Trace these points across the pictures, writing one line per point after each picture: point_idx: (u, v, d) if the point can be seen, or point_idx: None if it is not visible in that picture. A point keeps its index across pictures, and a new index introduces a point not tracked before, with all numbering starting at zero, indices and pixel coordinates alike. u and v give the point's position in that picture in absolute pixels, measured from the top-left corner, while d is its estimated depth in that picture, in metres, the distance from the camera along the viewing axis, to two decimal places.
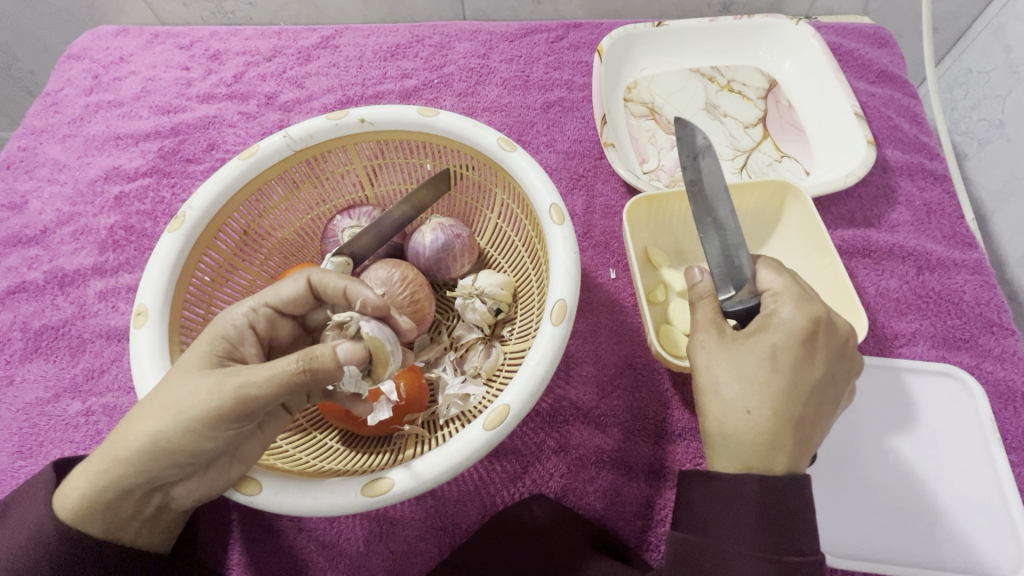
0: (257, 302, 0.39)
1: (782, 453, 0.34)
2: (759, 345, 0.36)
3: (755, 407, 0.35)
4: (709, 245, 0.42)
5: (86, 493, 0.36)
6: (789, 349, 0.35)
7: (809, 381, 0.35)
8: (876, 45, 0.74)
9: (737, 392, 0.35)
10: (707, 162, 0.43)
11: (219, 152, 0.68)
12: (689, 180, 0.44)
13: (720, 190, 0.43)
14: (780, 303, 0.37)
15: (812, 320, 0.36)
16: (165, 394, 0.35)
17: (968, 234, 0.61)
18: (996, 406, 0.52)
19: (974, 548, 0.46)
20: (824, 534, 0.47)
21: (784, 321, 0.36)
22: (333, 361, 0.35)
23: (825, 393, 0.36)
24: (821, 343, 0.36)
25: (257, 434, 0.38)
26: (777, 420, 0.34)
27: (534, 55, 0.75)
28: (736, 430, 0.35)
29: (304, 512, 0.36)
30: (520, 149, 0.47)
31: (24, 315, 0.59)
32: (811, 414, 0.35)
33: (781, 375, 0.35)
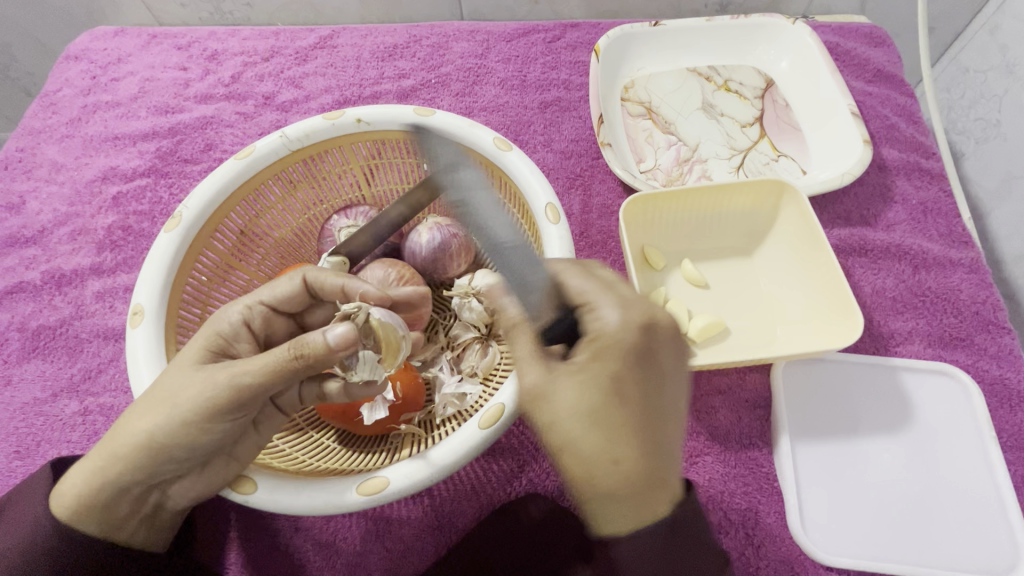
0: (252, 301, 0.39)
1: (661, 491, 0.31)
2: (600, 375, 0.31)
3: (622, 456, 0.30)
4: (507, 268, 0.36)
5: (84, 491, 0.37)
6: (631, 372, 0.31)
7: (659, 400, 0.32)
8: (873, 44, 0.75)
9: (596, 441, 0.30)
10: (464, 177, 0.40)
11: (217, 153, 0.68)
12: (455, 199, 0.39)
13: (484, 201, 0.38)
14: (608, 310, 0.33)
15: (640, 327, 0.32)
16: (162, 390, 0.35)
17: (964, 234, 0.61)
18: (992, 405, 0.52)
19: (970, 547, 0.46)
20: (817, 533, 0.47)
21: (616, 340, 0.32)
22: (323, 349, 0.34)
23: (676, 406, 0.33)
24: (655, 349, 0.32)
25: (252, 433, 0.37)
26: (644, 458, 0.30)
27: (532, 55, 0.75)
28: (605, 487, 0.30)
29: (300, 510, 0.36)
30: (516, 149, 0.48)
31: (22, 315, 0.59)
32: (673, 435, 0.32)
33: (633, 406, 0.30)
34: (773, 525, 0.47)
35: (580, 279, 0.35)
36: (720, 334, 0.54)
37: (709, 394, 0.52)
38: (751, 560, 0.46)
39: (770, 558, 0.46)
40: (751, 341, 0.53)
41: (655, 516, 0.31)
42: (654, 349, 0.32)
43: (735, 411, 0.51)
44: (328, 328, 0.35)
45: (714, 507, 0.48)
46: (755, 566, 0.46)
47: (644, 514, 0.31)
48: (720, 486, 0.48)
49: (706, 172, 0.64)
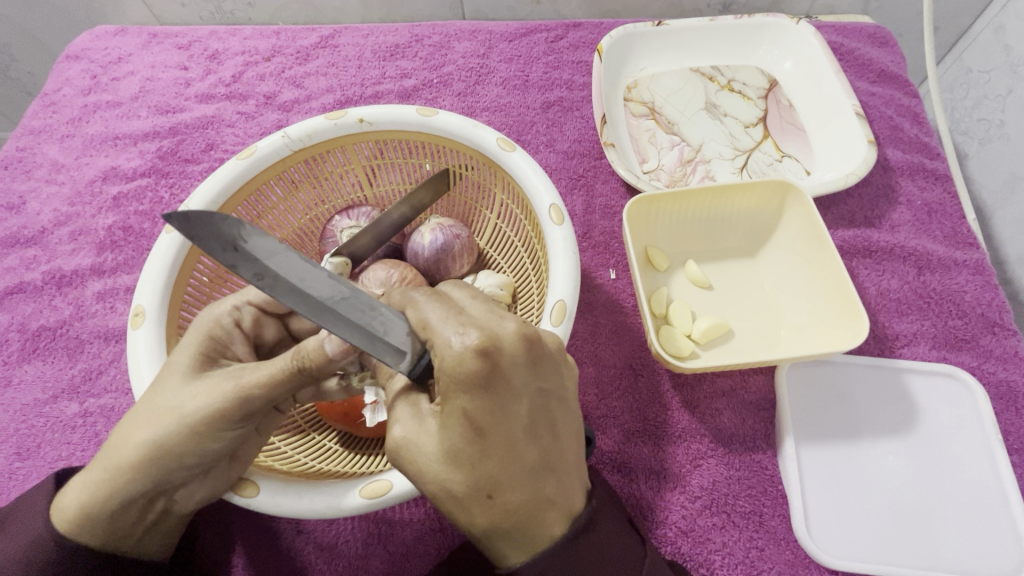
0: (240, 301, 0.40)
1: (552, 510, 0.30)
2: (451, 414, 0.28)
3: (495, 489, 0.29)
4: (342, 328, 0.30)
5: (83, 505, 0.36)
6: (479, 407, 0.28)
7: (520, 424, 0.29)
8: (877, 44, 0.74)
9: (463, 481, 0.29)
10: (256, 242, 0.30)
11: (218, 152, 0.68)
12: (251, 276, 0.30)
13: (295, 262, 0.30)
14: (448, 336, 0.28)
15: (482, 355, 0.27)
16: (158, 402, 0.34)
17: (969, 235, 0.61)
18: (997, 407, 0.52)
19: (975, 548, 0.46)
20: (822, 537, 0.46)
21: (450, 374, 0.27)
22: (323, 359, 0.33)
23: (545, 418, 0.30)
24: (505, 369, 0.28)
25: (253, 435, 0.38)
26: (517, 489, 0.29)
27: (534, 55, 0.74)
28: (485, 524, 0.29)
29: (302, 514, 0.36)
30: (519, 149, 0.47)
31: (23, 315, 0.59)
32: (549, 450, 0.30)
33: (490, 440, 0.28)
34: (778, 528, 0.47)
35: (424, 301, 0.30)
36: (723, 336, 0.53)
37: (713, 396, 0.52)
38: (756, 563, 0.45)
39: (774, 561, 0.46)
40: (755, 342, 0.53)
41: (549, 539, 0.30)
42: (505, 370, 0.28)
43: (739, 413, 0.51)
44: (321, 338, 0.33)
45: (719, 510, 0.47)
46: (760, 568, 0.45)
47: (533, 542, 0.30)
48: (724, 489, 0.48)
49: (709, 172, 0.64)
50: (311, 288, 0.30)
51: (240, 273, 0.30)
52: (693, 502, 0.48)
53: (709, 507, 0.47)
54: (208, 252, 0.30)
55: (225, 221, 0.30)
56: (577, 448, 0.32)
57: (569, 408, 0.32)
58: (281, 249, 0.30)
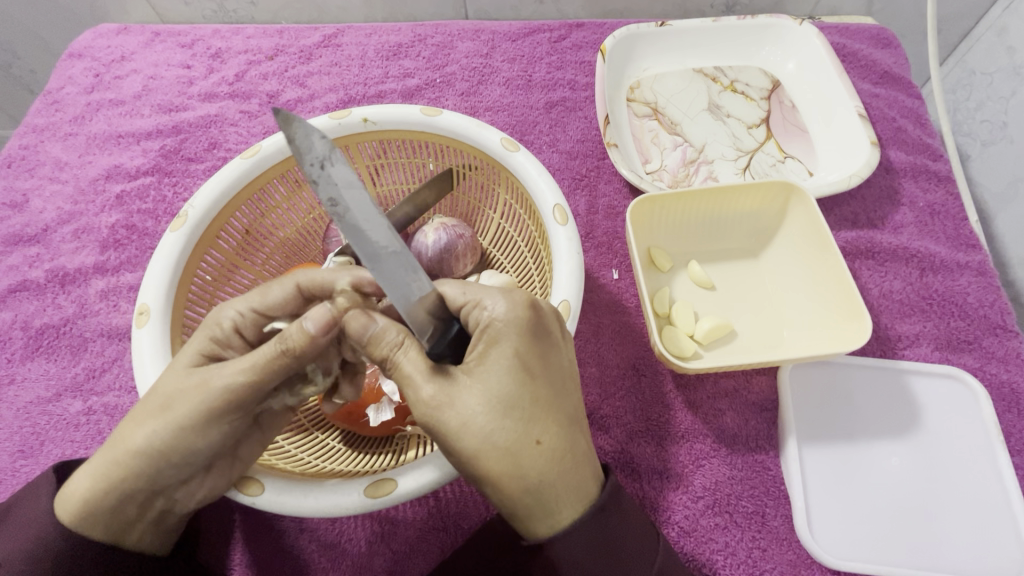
0: (247, 305, 0.38)
1: (590, 466, 0.33)
2: (500, 358, 0.32)
3: (543, 435, 0.31)
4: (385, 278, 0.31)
5: (88, 498, 0.36)
6: (531, 351, 0.33)
7: (558, 375, 0.33)
8: (880, 45, 0.74)
9: (515, 427, 0.31)
10: (336, 169, 0.31)
11: (221, 151, 0.68)
12: (324, 199, 0.30)
13: (366, 203, 0.31)
14: (497, 292, 0.34)
15: (529, 307, 0.33)
16: (160, 395, 0.35)
17: (971, 236, 0.61)
18: (999, 409, 0.52)
19: (976, 548, 0.46)
20: (825, 536, 0.47)
21: (504, 322, 0.33)
22: (305, 339, 0.33)
23: (575, 381, 0.35)
24: (545, 326, 0.34)
25: (256, 433, 0.38)
26: (563, 435, 0.32)
27: (537, 55, 0.74)
28: (537, 474, 0.31)
29: (308, 513, 0.36)
30: (524, 149, 0.47)
31: (25, 314, 0.59)
32: (581, 408, 0.35)
33: (539, 383, 0.32)
34: (780, 528, 0.47)
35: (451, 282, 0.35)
36: (726, 336, 0.54)
37: (716, 397, 0.52)
38: (758, 563, 0.46)
39: (776, 561, 0.46)
40: (757, 344, 0.53)
41: (583, 497, 0.33)
42: (547, 325, 0.34)
43: (741, 414, 0.51)
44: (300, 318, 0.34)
45: (721, 510, 0.47)
46: (762, 568, 0.45)
47: (571, 496, 0.32)
48: (727, 489, 0.48)
49: (713, 172, 0.64)
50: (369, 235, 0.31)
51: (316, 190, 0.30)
52: (695, 502, 0.48)
53: (712, 506, 0.48)
54: (300, 156, 0.31)
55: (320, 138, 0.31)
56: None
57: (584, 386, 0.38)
58: (356, 185, 0.31)
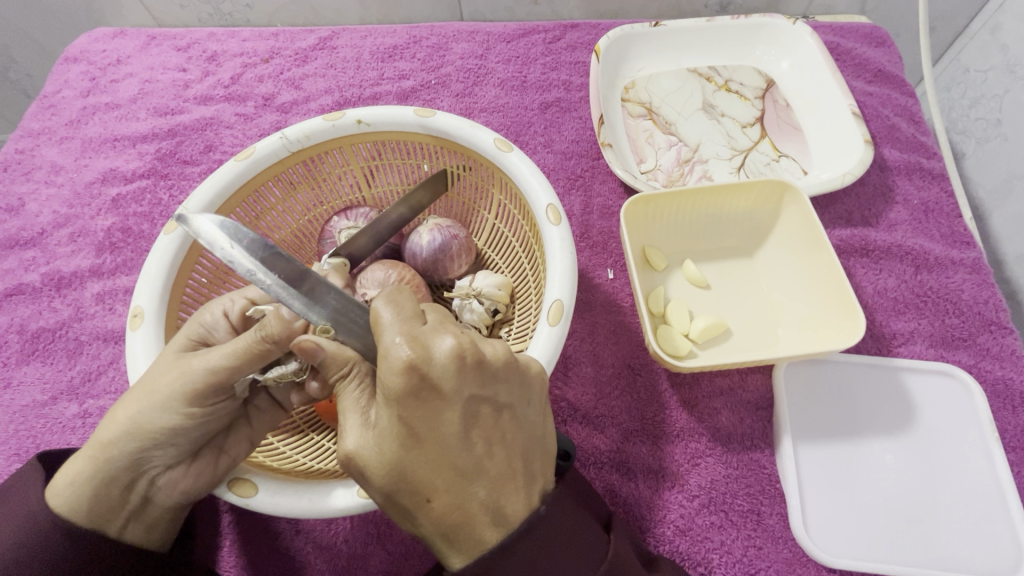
0: (238, 296, 0.40)
1: (489, 518, 0.29)
2: (383, 422, 0.29)
3: (431, 497, 0.29)
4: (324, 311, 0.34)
5: (78, 479, 0.37)
6: (412, 416, 0.28)
7: (453, 429, 0.29)
8: (873, 44, 0.75)
9: (403, 488, 0.29)
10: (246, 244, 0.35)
11: (217, 154, 0.68)
12: (246, 271, 0.34)
13: (280, 261, 0.35)
14: (387, 346, 0.29)
15: (409, 365, 0.28)
16: (146, 376, 0.36)
17: (966, 234, 0.61)
18: (995, 406, 0.52)
19: (972, 551, 0.46)
20: (818, 534, 0.47)
21: (383, 383, 0.28)
22: (282, 326, 0.33)
23: (483, 425, 0.30)
24: (433, 385, 0.28)
25: (244, 426, 0.40)
26: (452, 493, 0.29)
27: (532, 56, 0.75)
28: (430, 528, 0.29)
29: (301, 514, 0.36)
30: (517, 150, 0.47)
31: (22, 317, 0.59)
32: (484, 457, 0.29)
33: (426, 443, 0.29)
34: (775, 527, 0.47)
35: (383, 302, 0.31)
36: (721, 335, 0.54)
37: (712, 395, 0.52)
38: (755, 561, 0.46)
39: (772, 559, 0.46)
40: (752, 342, 0.53)
41: (484, 546, 0.29)
42: (435, 380, 0.28)
43: (737, 412, 0.51)
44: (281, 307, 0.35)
45: (717, 508, 0.47)
46: (758, 567, 0.45)
47: (467, 548, 0.29)
48: (723, 488, 0.48)
49: (707, 172, 0.64)
50: (292, 281, 0.34)
51: (237, 271, 0.34)
52: (691, 502, 0.48)
53: (707, 506, 0.48)
54: (215, 254, 0.35)
55: (217, 224, 0.36)
56: (527, 462, 0.31)
57: (518, 417, 0.31)
58: (266, 249, 0.35)
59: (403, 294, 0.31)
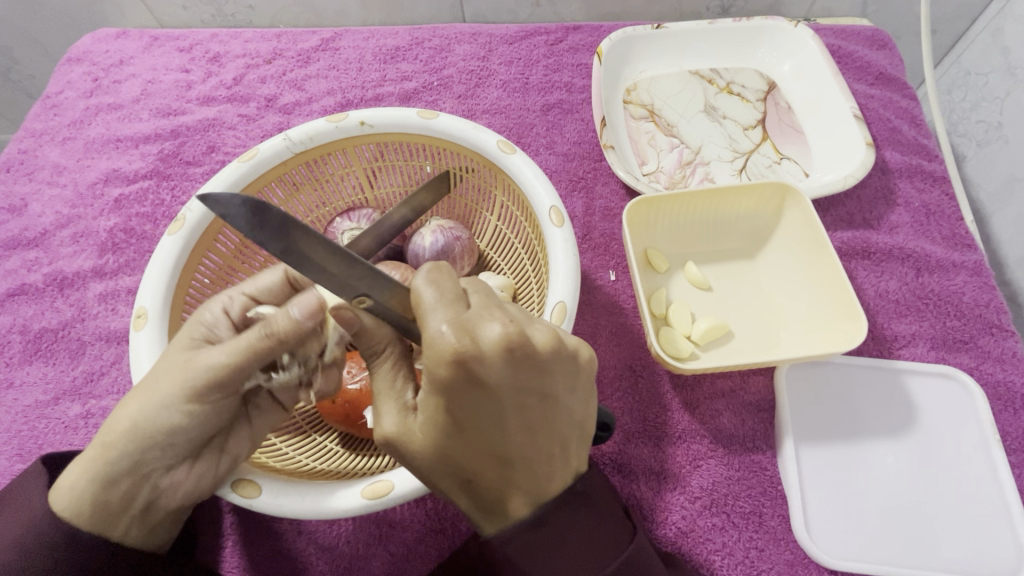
0: (236, 292, 0.39)
1: (523, 496, 0.31)
2: (428, 407, 0.30)
3: (473, 475, 0.31)
4: (363, 290, 0.32)
5: (80, 484, 0.36)
6: (458, 407, 0.28)
7: (498, 420, 0.29)
8: (875, 47, 0.75)
9: (449, 466, 0.31)
10: (275, 220, 0.30)
11: (220, 155, 0.68)
12: (279, 252, 0.30)
13: (318, 243, 0.31)
14: (430, 337, 0.27)
15: (454, 363, 0.27)
16: (148, 377, 0.36)
17: (967, 236, 0.61)
18: (996, 408, 0.52)
19: (974, 552, 0.46)
20: (820, 532, 0.47)
21: (429, 373, 0.28)
22: (291, 323, 0.34)
23: (528, 419, 0.29)
24: (481, 377, 0.27)
25: (244, 426, 0.40)
26: (494, 472, 0.30)
27: (534, 58, 0.75)
28: (469, 497, 0.32)
29: (304, 515, 0.36)
30: (520, 152, 0.48)
31: (24, 317, 0.59)
32: (524, 445, 0.30)
33: (471, 431, 0.29)
34: (777, 529, 0.47)
35: (424, 280, 0.29)
36: (723, 337, 0.54)
37: (713, 397, 0.52)
38: (756, 563, 0.46)
39: (773, 561, 0.46)
40: (753, 344, 0.53)
41: (514, 516, 0.31)
42: (482, 377, 0.27)
43: (739, 414, 0.51)
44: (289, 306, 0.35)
45: (719, 510, 0.47)
46: (760, 568, 0.46)
47: (500, 516, 0.32)
48: (724, 489, 0.48)
49: (709, 174, 0.64)
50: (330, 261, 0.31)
51: (268, 250, 0.30)
52: (693, 503, 0.48)
53: (709, 507, 0.48)
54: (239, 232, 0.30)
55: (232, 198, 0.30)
56: (564, 447, 0.31)
57: (560, 405, 0.30)
58: (302, 231, 0.30)
59: (450, 277, 0.30)
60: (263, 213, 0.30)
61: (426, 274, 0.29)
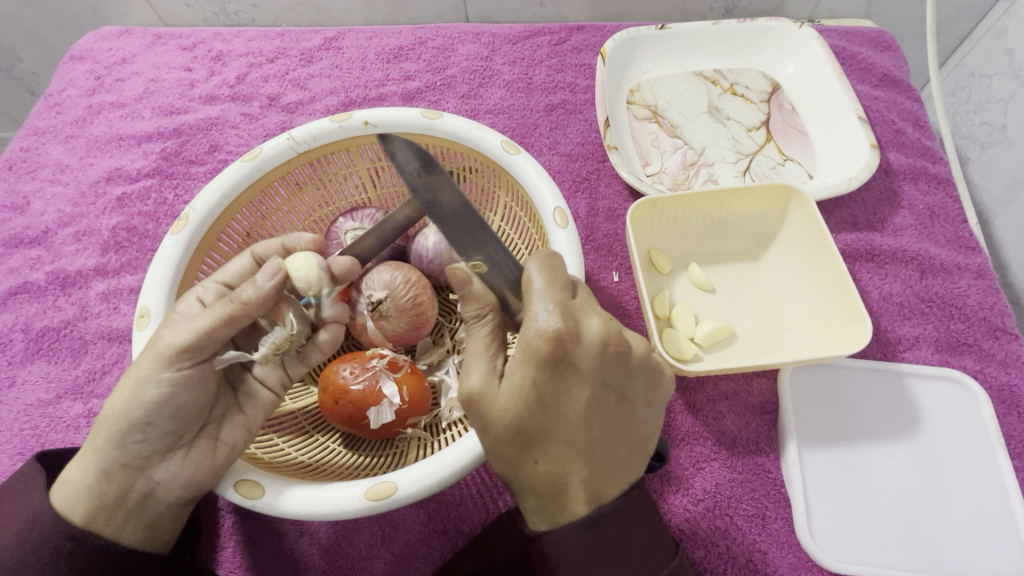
0: (209, 280, 0.41)
1: (584, 491, 0.33)
2: (515, 377, 0.32)
3: (542, 460, 0.32)
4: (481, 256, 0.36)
5: (78, 478, 0.37)
6: (546, 384, 0.31)
7: (577, 404, 0.32)
8: (879, 48, 0.75)
9: (522, 445, 0.32)
10: (435, 178, 0.36)
11: (222, 154, 0.68)
12: (424, 201, 0.36)
13: (458, 206, 0.36)
14: (537, 311, 0.32)
15: (556, 335, 0.31)
16: (130, 370, 0.38)
17: (971, 239, 0.61)
18: (1000, 411, 0.52)
19: (976, 553, 0.46)
20: (824, 537, 0.47)
21: (525, 342, 0.32)
22: (255, 290, 0.37)
23: (602, 410, 0.33)
24: (573, 356, 0.32)
25: (236, 415, 0.41)
26: (563, 462, 0.32)
27: (537, 58, 0.75)
28: (531, 484, 0.33)
29: (308, 515, 0.36)
30: (524, 152, 0.47)
31: (26, 315, 0.59)
32: (598, 437, 0.33)
33: (551, 411, 0.32)
34: (781, 532, 0.47)
35: (537, 266, 0.34)
36: (726, 339, 0.54)
37: (716, 399, 0.52)
38: (759, 566, 0.46)
39: (776, 564, 0.46)
40: (756, 345, 0.53)
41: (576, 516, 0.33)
42: (575, 356, 0.32)
43: (741, 416, 0.51)
44: (254, 277, 0.38)
45: (721, 512, 0.47)
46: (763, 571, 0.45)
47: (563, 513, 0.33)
48: (727, 492, 0.48)
49: (713, 175, 0.64)
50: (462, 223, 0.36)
51: (418, 198, 0.36)
52: (695, 505, 0.48)
53: (712, 509, 0.47)
54: (404, 176, 0.36)
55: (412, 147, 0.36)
56: (631, 453, 0.34)
57: (634, 413, 0.35)
58: (450, 192, 0.36)
59: (561, 267, 0.34)
60: (431, 164, 0.36)
61: (537, 256, 0.34)
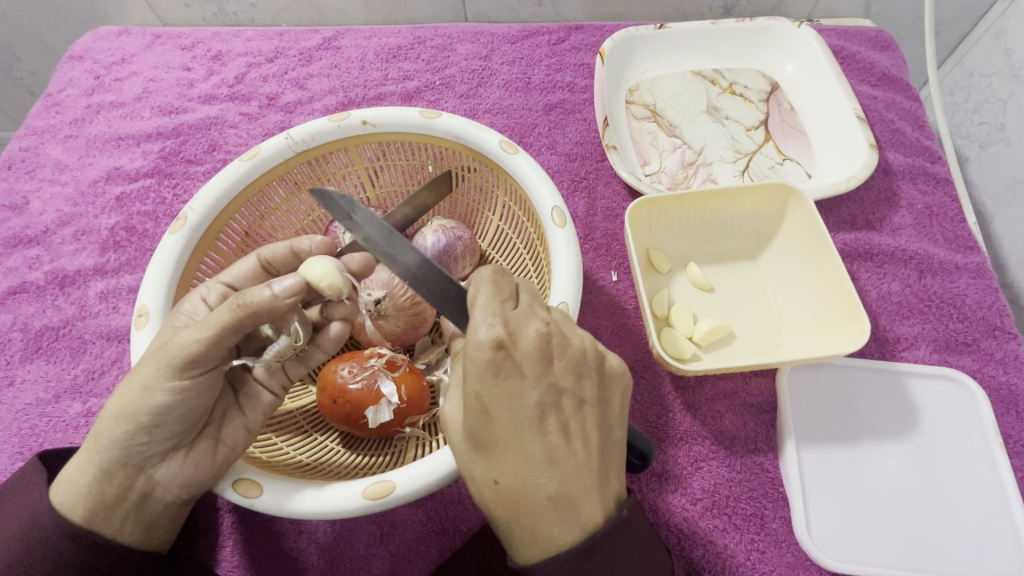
0: (213, 281, 0.41)
1: (554, 510, 0.31)
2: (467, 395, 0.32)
3: (502, 478, 0.32)
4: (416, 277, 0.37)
5: (78, 477, 0.37)
6: (491, 396, 0.31)
7: (526, 412, 0.31)
8: (877, 48, 0.75)
9: (482, 463, 0.32)
10: (360, 215, 0.41)
11: (221, 154, 0.68)
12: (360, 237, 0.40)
13: (384, 234, 0.39)
14: (477, 324, 0.31)
15: (492, 344, 0.30)
16: (129, 373, 0.37)
17: (970, 238, 0.61)
18: (998, 411, 0.52)
19: (974, 555, 0.46)
20: (823, 537, 0.47)
21: (468, 358, 0.31)
22: (269, 298, 0.36)
23: (554, 416, 0.32)
24: (513, 361, 0.31)
25: (236, 415, 0.41)
26: (522, 477, 0.31)
27: (536, 58, 0.75)
28: (498, 507, 0.32)
29: (306, 515, 0.36)
30: (522, 151, 0.47)
31: (25, 315, 0.59)
32: (556, 447, 0.32)
33: (497, 422, 0.31)
34: (779, 531, 0.47)
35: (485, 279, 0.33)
36: (724, 339, 0.54)
37: (714, 398, 0.52)
38: (756, 565, 0.46)
39: (774, 563, 0.46)
40: (754, 345, 0.53)
41: (553, 539, 0.31)
42: (517, 360, 0.31)
43: (740, 416, 0.51)
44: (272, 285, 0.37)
45: (719, 512, 0.47)
46: (761, 571, 0.45)
47: (536, 537, 0.32)
48: (726, 491, 0.48)
49: (711, 174, 0.64)
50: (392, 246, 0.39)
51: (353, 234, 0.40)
52: (694, 504, 0.48)
53: (710, 508, 0.48)
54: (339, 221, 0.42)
55: (345, 201, 0.42)
56: (597, 462, 0.33)
57: (595, 415, 0.33)
58: (372, 223, 0.40)
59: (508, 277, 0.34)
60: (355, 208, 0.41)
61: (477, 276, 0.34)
